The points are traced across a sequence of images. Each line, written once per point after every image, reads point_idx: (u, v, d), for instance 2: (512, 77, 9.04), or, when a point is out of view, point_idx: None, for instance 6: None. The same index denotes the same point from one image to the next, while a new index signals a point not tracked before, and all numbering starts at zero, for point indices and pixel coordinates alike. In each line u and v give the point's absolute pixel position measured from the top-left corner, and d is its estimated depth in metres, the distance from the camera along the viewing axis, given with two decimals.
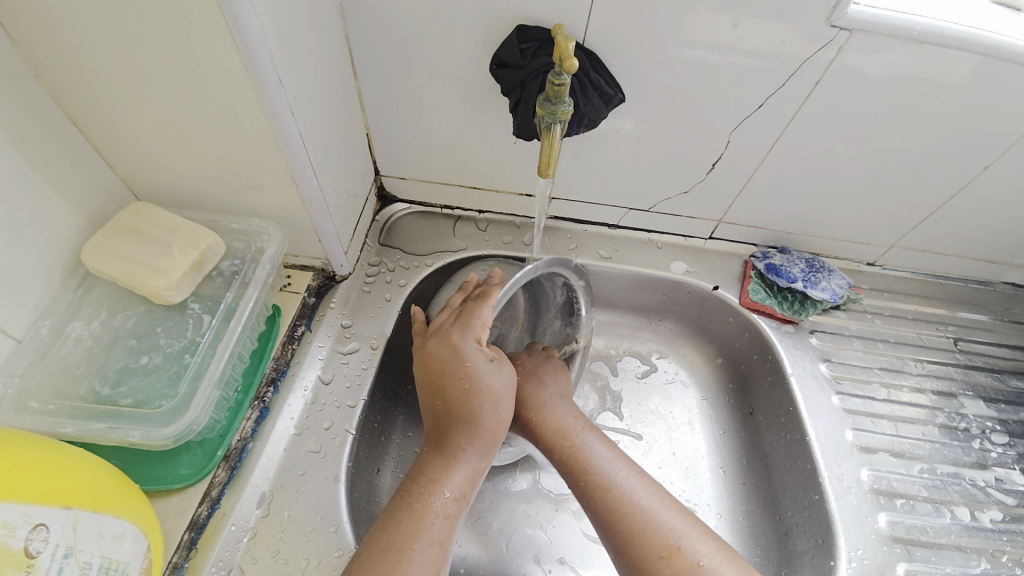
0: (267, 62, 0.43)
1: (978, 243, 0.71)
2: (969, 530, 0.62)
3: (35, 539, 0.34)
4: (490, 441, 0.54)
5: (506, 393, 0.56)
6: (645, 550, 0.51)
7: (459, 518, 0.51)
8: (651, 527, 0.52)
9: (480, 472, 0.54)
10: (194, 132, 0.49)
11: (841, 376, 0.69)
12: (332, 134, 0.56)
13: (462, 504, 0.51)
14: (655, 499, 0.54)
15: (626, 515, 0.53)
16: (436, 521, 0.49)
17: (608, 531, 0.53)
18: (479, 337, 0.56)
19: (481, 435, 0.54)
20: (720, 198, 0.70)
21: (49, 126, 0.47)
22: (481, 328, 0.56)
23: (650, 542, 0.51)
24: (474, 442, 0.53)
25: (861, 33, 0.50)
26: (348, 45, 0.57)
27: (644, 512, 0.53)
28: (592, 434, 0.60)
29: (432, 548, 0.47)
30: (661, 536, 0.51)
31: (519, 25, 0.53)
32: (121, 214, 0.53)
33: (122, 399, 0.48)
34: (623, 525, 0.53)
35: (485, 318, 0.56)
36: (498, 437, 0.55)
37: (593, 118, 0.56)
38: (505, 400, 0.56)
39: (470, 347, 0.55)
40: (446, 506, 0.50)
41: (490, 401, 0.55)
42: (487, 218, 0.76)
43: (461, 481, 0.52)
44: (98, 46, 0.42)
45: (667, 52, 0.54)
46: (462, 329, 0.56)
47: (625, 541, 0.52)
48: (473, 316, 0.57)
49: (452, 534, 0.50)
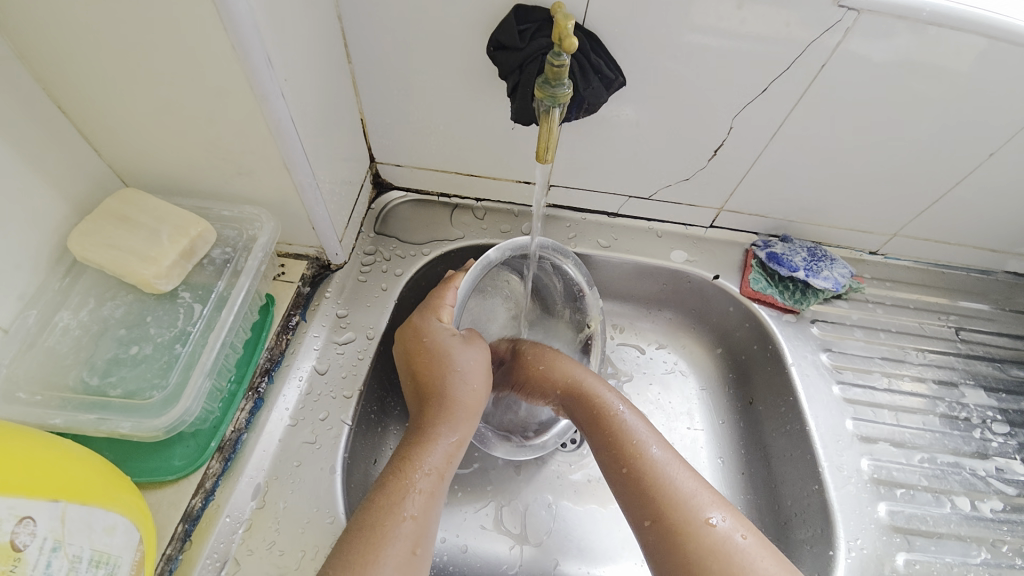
0: (255, 42, 0.41)
1: (982, 231, 0.70)
2: (968, 519, 0.62)
3: (21, 532, 0.34)
4: (464, 414, 0.54)
5: (475, 367, 0.57)
6: (683, 525, 0.47)
7: (439, 496, 0.49)
8: (688, 499, 0.49)
9: (455, 447, 0.52)
10: (182, 115, 0.47)
11: (842, 366, 0.69)
12: (323, 119, 0.55)
13: (438, 480, 0.49)
14: (692, 477, 0.51)
15: (662, 488, 0.50)
16: (413, 497, 0.47)
17: (644, 507, 0.50)
18: (441, 317, 0.58)
19: (453, 409, 0.54)
20: (721, 186, 0.69)
21: (32, 110, 0.45)
22: (443, 309, 0.58)
23: (686, 513, 0.48)
24: (446, 417, 0.53)
25: (869, 15, 0.48)
26: (341, 27, 0.55)
27: (682, 488, 0.50)
28: (631, 411, 0.57)
29: (404, 522, 0.45)
30: (699, 509, 0.48)
31: (516, 5, 0.51)
32: (109, 201, 0.51)
33: (112, 390, 0.47)
34: (661, 499, 0.49)
35: (449, 300, 0.59)
36: (472, 411, 0.55)
37: (593, 102, 0.55)
38: (474, 372, 0.56)
39: (432, 325, 0.57)
40: (422, 482, 0.48)
41: (455, 373, 0.55)
42: (485, 206, 0.75)
43: (438, 459, 0.50)
44: (78, 25, 0.40)
45: (669, 35, 0.52)
46: (424, 311, 0.59)
47: (661, 514, 0.49)
48: (436, 299, 0.59)
49: (432, 512, 0.48)
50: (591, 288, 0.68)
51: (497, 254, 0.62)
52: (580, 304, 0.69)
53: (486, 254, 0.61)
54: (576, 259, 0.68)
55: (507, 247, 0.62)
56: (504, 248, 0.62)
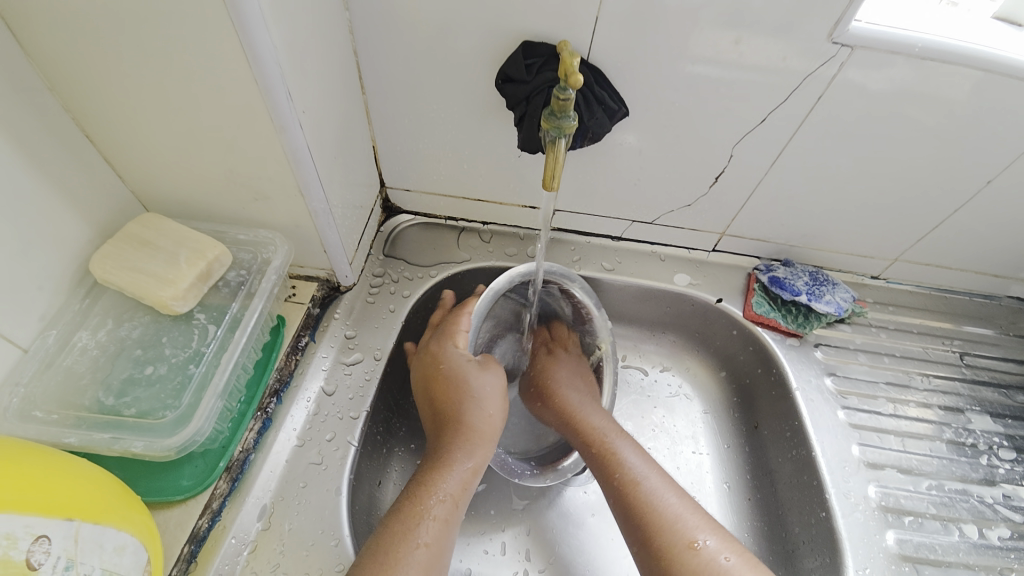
0: (276, 76, 0.43)
1: (983, 257, 0.71)
2: (977, 548, 0.61)
3: (37, 550, 0.34)
4: (480, 441, 0.55)
5: (491, 395, 0.57)
6: (671, 548, 0.50)
7: (453, 523, 0.49)
8: (674, 522, 0.52)
9: (471, 473, 0.53)
10: (203, 144, 0.49)
11: (847, 391, 0.69)
12: (338, 146, 0.57)
13: (452, 507, 0.50)
14: (680, 501, 0.54)
15: (651, 512, 0.53)
16: (427, 523, 0.48)
17: (635, 531, 0.53)
18: (457, 343, 0.59)
19: (469, 434, 0.55)
20: (723, 211, 0.70)
21: (61, 139, 0.48)
22: (459, 334, 0.59)
23: (674, 537, 0.50)
24: (462, 442, 0.54)
25: (862, 50, 0.50)
26: (356, 60, 0.57)
27: (669, 512, 0.52)
28: (624, 438, 0.60)
29: (418, 550, 0.46)
30: (686, 531, 0.51)
31: (524, 40, 0.53)
32: (131, 225, 0.53)
33: (126, 409, 0.48)
34: (650, 523, 0.52)
35: (463, 326, 0.60)
36: (489, 437, 0.55)
37: (597, 132, 0.57)
38: (491, 400, 0.57)
39: (450, 352, 0.58)
40: (436, 508, 0.49)
41: (473, 400, 0.56)
42: (491, 230, 0.76)
43: (453, 485, 0.51)
44: (110, 60, 0.43)
45: (670, 67, 0.54)
46: (441, 337, 0.60)
47: (650, 539, 0.51)
48: (452, 325, 0.60)
49: (445, 539, 0.48)
50: (599, 312, 0.67)
51: (501, 285, 0.60)
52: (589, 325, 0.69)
53: (494, 284, 0.59)
54: (583, 281, 0.65)
55: (514, 276, 0.60)
56: (512, 276, 0.60)
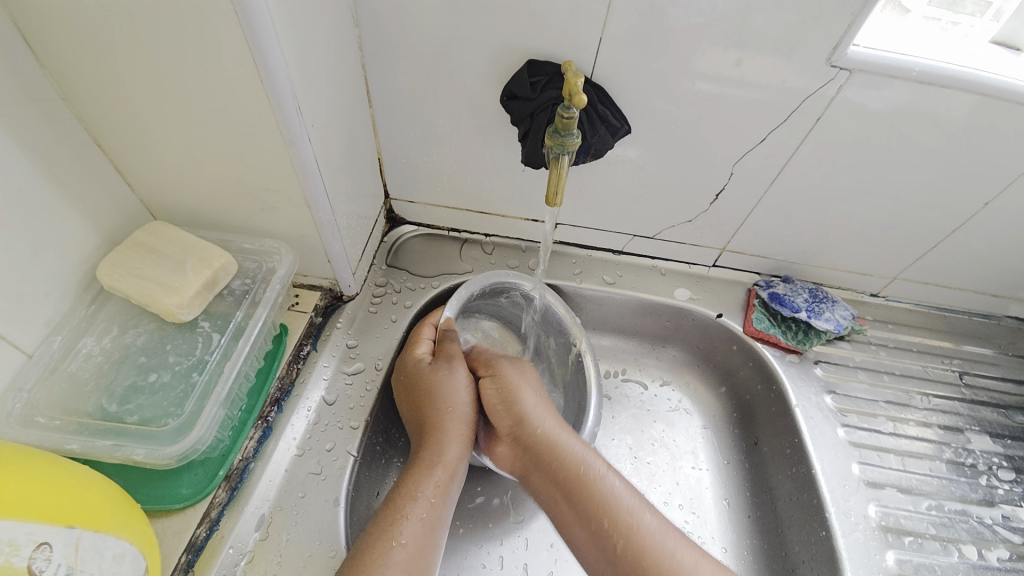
0: (288, 91, 0.44)
1: (982, 277, 0.72)
2: (976, 569, 0.61)
3: (38, 558, 0.34)
4: (452, 441, 0.56)
5: (457, 394, 0.59)
6: None
7: (435, 524, 0.50)
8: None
9: (445, 476, 0.53)
10: (212, 155, 0.50)
11: (847, 409, 0.69)
12: (345, 158, 0.58)
13: (431, 508, 0.51)
14: (683, 547, 0.50)
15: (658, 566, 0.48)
16: (406, 523, 0.49)
17: None
18: (418, 350, 0.62)
19: (439, 435, 0.56)
20: (724, 227, 0.71)
21: (73, 148, 0.49)
22: (419, 342, 0.62)
23: None
24: (432, 443, 0.55)
25: (861, 73, 0.52)
26: (365, 75, 0.59)
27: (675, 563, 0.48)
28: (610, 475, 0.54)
29: (396, 549, 0.47)
30: None
31: (529, 59, 0.55)
32: (138, 232, 0.54)
33: (129, 416, 0.48)
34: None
35: (425, 334, 0.63)
36: (459, 435, 0.57)
37: (599, 149, 0.58)
38: (458, 401, 0.59)
39: (411, 360, 0.61)
40: (413, 509, 0.50)
41: (438, 403, 0.58)
42: (493, 242, 0.77)
43: (429, 488, 0.52)
44: (123, 73, 0.44)
45: (673, 86, 0.55)
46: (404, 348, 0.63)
47: None
48: (415, 335, 0.64)
49: (425, 540, 0.49)
50: (565, 309, 0.68)
51: (462, 297, 0.66)
52: (561, 326, 0.69)
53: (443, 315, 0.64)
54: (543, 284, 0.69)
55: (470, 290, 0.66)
56: (469, 289, 0.66)
